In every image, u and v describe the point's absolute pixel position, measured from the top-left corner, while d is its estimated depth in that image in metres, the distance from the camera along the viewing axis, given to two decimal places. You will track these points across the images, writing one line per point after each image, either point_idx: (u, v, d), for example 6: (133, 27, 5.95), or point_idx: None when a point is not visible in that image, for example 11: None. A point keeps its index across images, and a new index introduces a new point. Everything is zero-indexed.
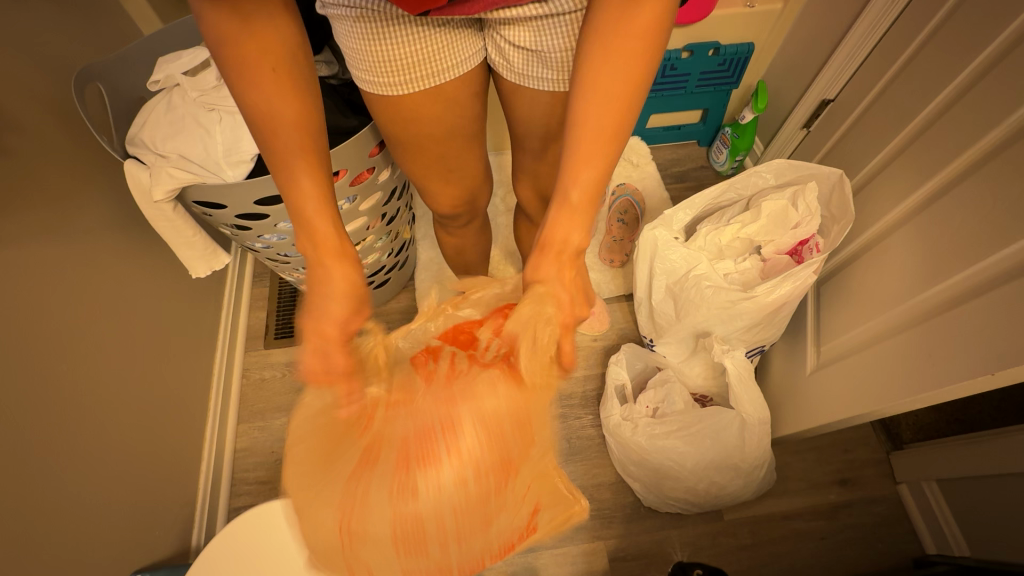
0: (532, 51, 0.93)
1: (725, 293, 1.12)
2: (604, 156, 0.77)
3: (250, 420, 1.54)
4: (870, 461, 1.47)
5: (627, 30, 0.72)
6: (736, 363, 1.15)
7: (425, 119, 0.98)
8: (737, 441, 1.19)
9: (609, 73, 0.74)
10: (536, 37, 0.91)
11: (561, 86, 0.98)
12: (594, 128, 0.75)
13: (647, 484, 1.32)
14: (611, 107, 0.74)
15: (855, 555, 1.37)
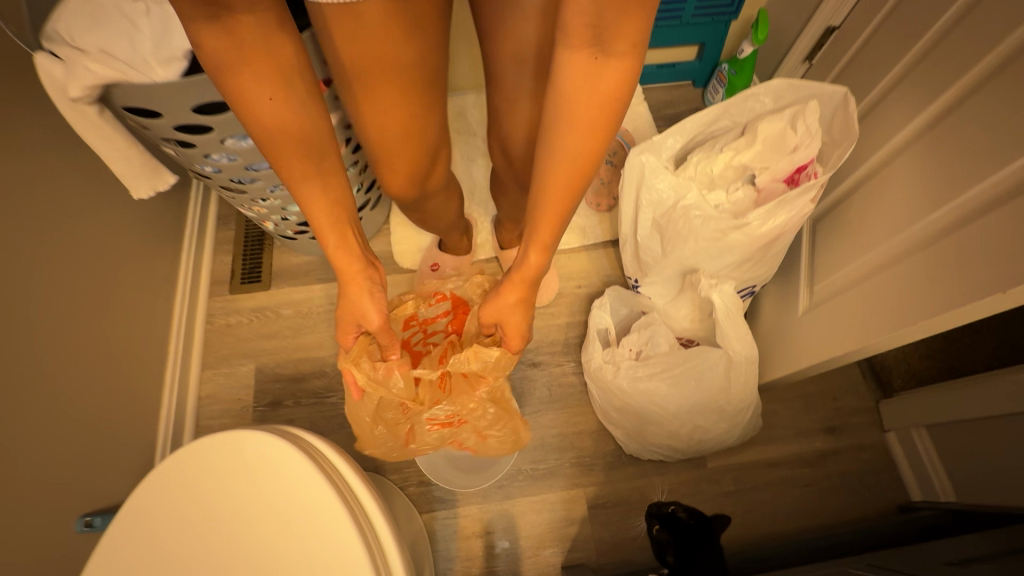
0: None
1: (715, 223, 1.04)
2: (566, 201, 0.88)
3: (215, 367, 1.46)
4: (858, 409, 1.43)
5: (592, 91, 0.75)
6: (725, 297, 1.07)
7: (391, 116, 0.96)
8: (722, 382, 1.13)
9: (573, 127, 0.79)
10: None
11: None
12: (557, 181, 0.85)
13: (629, 430, 1.28)
14: (574, 159, 0.82)
15: (838, 502, 1.34)
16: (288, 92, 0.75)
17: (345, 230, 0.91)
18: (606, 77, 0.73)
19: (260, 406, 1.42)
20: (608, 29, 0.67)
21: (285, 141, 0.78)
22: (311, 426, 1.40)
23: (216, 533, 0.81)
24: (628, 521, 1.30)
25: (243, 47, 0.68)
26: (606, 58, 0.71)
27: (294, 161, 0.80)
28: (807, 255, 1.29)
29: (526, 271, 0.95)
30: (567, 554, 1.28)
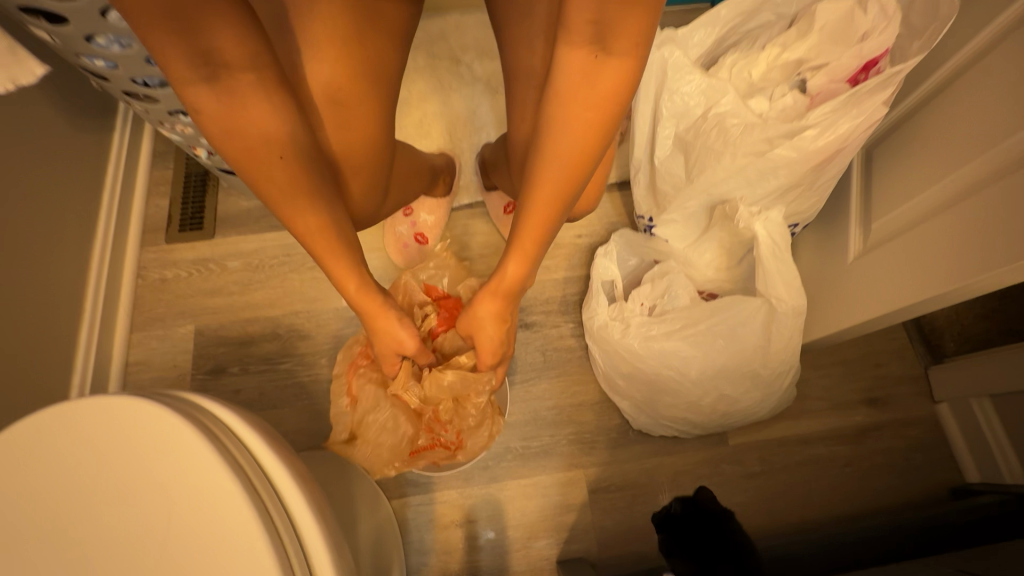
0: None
1: (758, 131, 0.82)
2: (550, 215, 0.71)
3: (147, 328, 1.23)
4: (904, 377, 1.22)
5: (588, 95, 0.59)
6: (772, 229, 0.86)
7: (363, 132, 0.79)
8: (757, 341, 0.90)
9: (562, 135, 0.63)
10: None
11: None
12: (547, 193, 0.68)
13: (639, 402, 1.06)
14: (567, 169, 0.66)
15: (882, 485, 1.14)
16: (286, 134, 0.64)
17: (356, 265, 0.80)
18: (603, 85, 0.58)
19: (199, 373, 1.19)
20: (610, 26, 0.52)
21: (292, 194, 0.67)
22: (259, 397, 1.18)
23: (93, 528, 0.58)
24: (635, 508, 1.10)
25: (235, 100, 0.59)
26: (608, 58, 0.56)
27: (297, 209, 0.69)
28: (858, 190, 1.03)
29: (502, 284, 0.80)
30: (563, 547, 1.08)
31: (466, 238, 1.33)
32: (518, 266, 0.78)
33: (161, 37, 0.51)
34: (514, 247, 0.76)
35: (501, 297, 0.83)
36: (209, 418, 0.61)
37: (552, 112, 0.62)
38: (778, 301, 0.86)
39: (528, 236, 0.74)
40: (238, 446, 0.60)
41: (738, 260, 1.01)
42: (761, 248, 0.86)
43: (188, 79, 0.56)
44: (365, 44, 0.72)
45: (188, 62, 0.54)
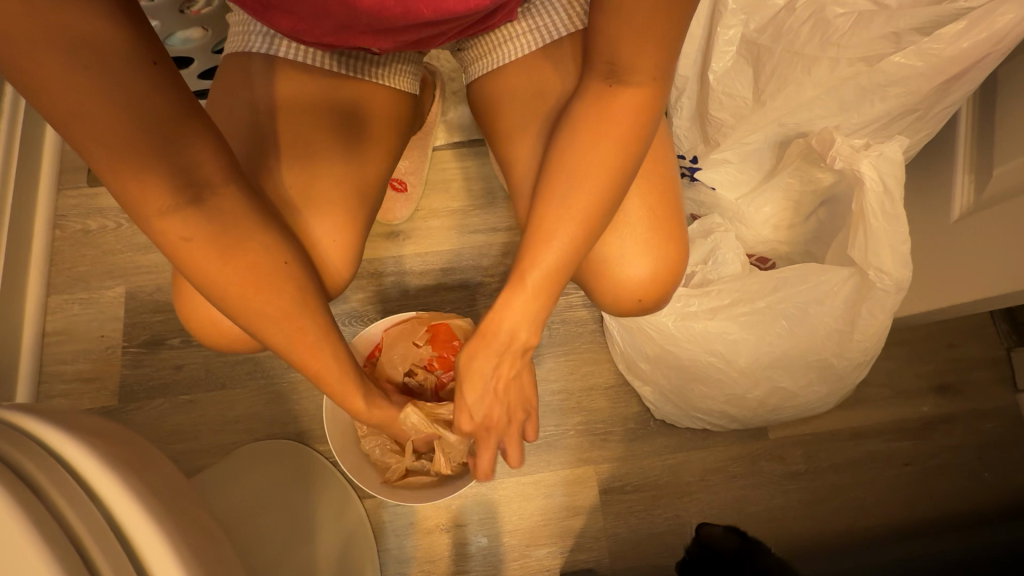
0: (510, 41, 0.74)
1: (871, 27, 0.62)
2: (571, 237, 0.61)
3: (67, 289, 1.00)
4: (984, 361, 1.00)
5: (605, 117, 0.61)
6: (882, 169, 0.63)
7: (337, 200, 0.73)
8: (834, 324, 0.70)
9: (584, 156, 0.61)
10: (506, 34, 0.74)
11: (579, 26, 0.75)
12: (566, 210, 0.61)
13: (666, 389, 0.86)
14: (587, 186, 0.61)
15: (950, 489, 0.95)
16: (275, 243, 0.60)
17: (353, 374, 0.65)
18: (616, 112, 0.60)
19: (132, 346, 0.98)
20: (621, 59, 0.58)
21: (277, 307, 0.59)
22: (205, 375, 0.97)
23: None
24: (655, 512, 0.92)
25: (225, 222, 0.57)
26: (619, 86, 0.60)
27: (283, 314, 0.60)
28: (971, 122, 0.76)
29: (504, 336, 0.63)
30: (568, 557, 0.91)
31: (454, 183, 1.08)
32: (529, 298, 0.63)
33: (133, 170, 0.50)
34: (515, 276, 0.63)
35: (506, 331, 0.63)
36: (49, 466, 0.38)
37: (562, 149, 0.63)
38: (879, 275, 0.64)
39: (539, 276, 0.62)
40: (91, 513, 0.37)
41: (806, 215, 0.78)
42: (865, 196, 0.64)
43: (164, 213, 0.53)
44: (332, 150, 0.72)
45: (168, 195, 0.53)
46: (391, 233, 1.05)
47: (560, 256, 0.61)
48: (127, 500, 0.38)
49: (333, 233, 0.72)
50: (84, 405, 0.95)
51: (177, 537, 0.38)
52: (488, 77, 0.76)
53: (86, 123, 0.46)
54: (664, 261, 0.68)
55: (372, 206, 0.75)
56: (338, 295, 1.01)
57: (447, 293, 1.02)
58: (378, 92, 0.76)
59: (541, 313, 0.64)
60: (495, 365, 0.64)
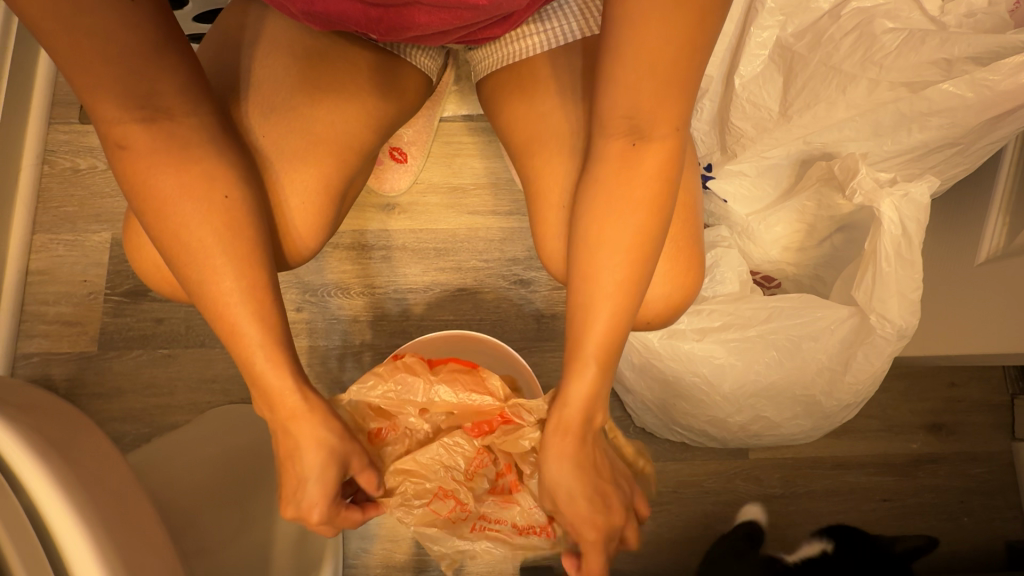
0: (523, 39, 0.71)
1: (920, 50, 0.62)
2: (620, 303, 0.58)
3: (53, 229, 0.97)
4: (985, 404, 0.96)
5: (632, 174, 0.57)
6: (903, 212, 0.62)
7: (317, 167, 0.67)
8: (826, 361, 0.69)
9: (618, 224, 0.57)
10: (521, 31, 0.71)
11: (591, 31, 0.71)
12: (606, 274, 0.58)
13: (649, 401, 0.82)
14: (628, 249, 0.57)
15: (925, 529, 0.93)
16: (219, 162, 0.57)
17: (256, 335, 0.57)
18: (644, 173, 0.57)
19: (114, 295, 0.96)
20: (643, 112, 0.55)
21: (207, 237, 0.55)
22: (185, 331, 0.95)
23: None
24: None
25: (174, 138, 0.55)
26: (644, 143, 0.56)
27: (205, 240, 0.55)
28: (1017, 156, 0.70)
29: (567, 408, 0.59)
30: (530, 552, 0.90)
31: (457, 159, 1.03)
32: (593, 379, 0.59)
33: (92, 77, 0.50)
34: (574, 359, 0.59)
35: (576, 422, 0.59)
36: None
37: (590, 212, 0.59)
38: (881, 322, 0.64)
39: (594, 348, 0.58)
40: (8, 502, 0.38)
41: (819, 239, 0.74)
42: (881, 237, 0.63)
43: (115, 117, 0.53)
44: (332, 120, 0.67)
45: (119, 103, 0.52)
46: (386, 205, 1.00)
47: (606, 331, 0.57)
48: (49, 486, 0.39)
49: (303, 196, 0.67)
50: (64, 347, 0.94)
51: (100, 521, 0.40)
52: (509, 68, 0.72)
53: (47, 18, 0.46)
54: (678, 292, 0.66)
55: (353, 173, 0.70)
56: (326, 264, 0.98)
57: (437, 273, 0.99)
58: (367, 60, 0.70)
59: (607, 390, 0.60)
60: (574, 457, 0.60)
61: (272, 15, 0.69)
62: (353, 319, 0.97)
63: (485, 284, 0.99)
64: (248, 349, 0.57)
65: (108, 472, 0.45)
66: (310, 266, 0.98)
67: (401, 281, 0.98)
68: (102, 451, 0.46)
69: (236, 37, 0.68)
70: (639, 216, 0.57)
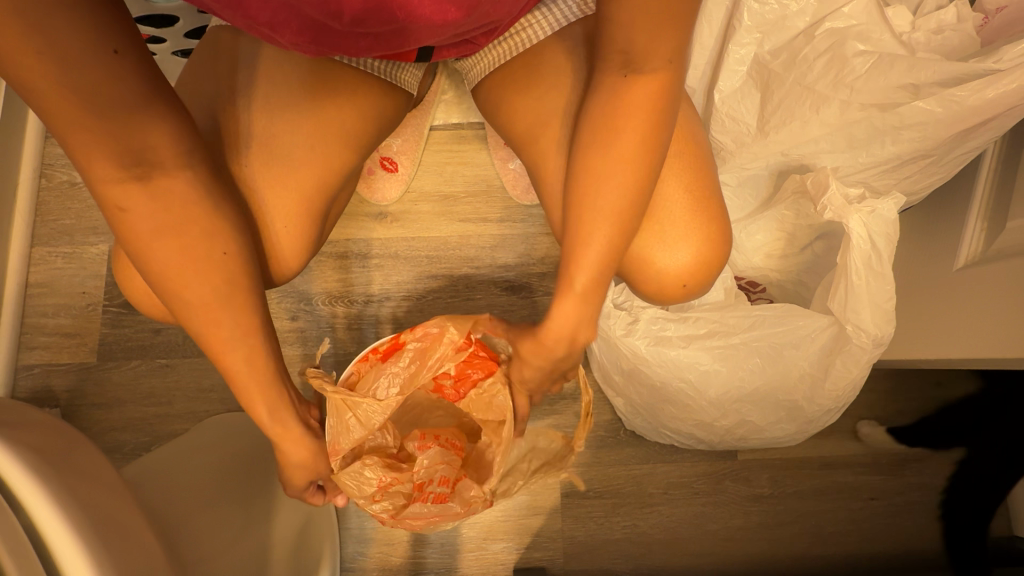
0: (519, 32, 0.72)
1: (888, 74, 0.63)
2: (614, 235, 0.61)
3: (51, 242, 0.99)
4: (969, 403, 0.97)
5: (624, 103, 0.59)
6: (872, 227, 0.63)
7: (305, 175, 0.69)
8: (808, 368, 0.71)
9: (610, 145, 0.60)
10: (526, 20, 0.72)
11: (590, 9, 0.73)
12: (602, 203, 0.60)
13: (636, 405, 0.83)
14: (619, 179, 0.60)
15: (911, 526, 0.94)
16: (218, 228, 0.58)
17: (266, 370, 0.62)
18: (637, 99, 0.58)
19: (112, 306, 0.98)
20: (637, 46, 0.55)
21: (211, 293, 0.58)
22: (183, 341, 0.97)
23: None
24: (614, 519, 0.93)
25: (170, 200, 0.55)
26: (637, 78, 0.57)
27: (210, 308, 0.58)
28: (995, 165, 0.72)
29: (562, 315, 0.63)
30: (524, 554, 0.92)
31: (448, 167, 1.04)
32: (581, 298, 0.62)
33: (85, 138, 0.49)
34: (563, 284, 0.63)
35: (564, 338, 0.64)
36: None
37: (585, 144, 0.61)
38: (857, 331, 0.66)
39: (587, 276, 0.61)
40: (10, 521, 0.39)
41: (800, 247, 0.76)
42: (851, 250, 0.64)
43: (108, 180, 0.52)
44: (321, 138, 0.69)
45: (115, 166, 0.51)
46: (378, 214, 1.02)
47: (599, 252, 0.61)
48: (49, 503, 0.40)
49: (286, 220, 0.69)
50: (64, 359, 0.96)
51: (90, 538, 0.41)
52: (488, 78, 0.75)
53: (43, 80, 0.45)
54: (707, 250, 0.67)
55: (337, 190, 0.72)
56: (319, 273, 0.99)
57: (430, 280, 1.00)
58: (354, 89, 0.71)
59: (594, 313, 0.64)
60: (557, 359, 0.66)
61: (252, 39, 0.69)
62: (348, 326, 0.99)
63: (477, 291, 1.00)
64: (243, 387, 0.61)
65: (99, 486, 0.46)
66: (304, 275, 0.99)
67: (394, 289, 1.00)
68: (96, 474, 0.47)
69: (217, 59, 0.69)
70: (630, 141, 0.59)
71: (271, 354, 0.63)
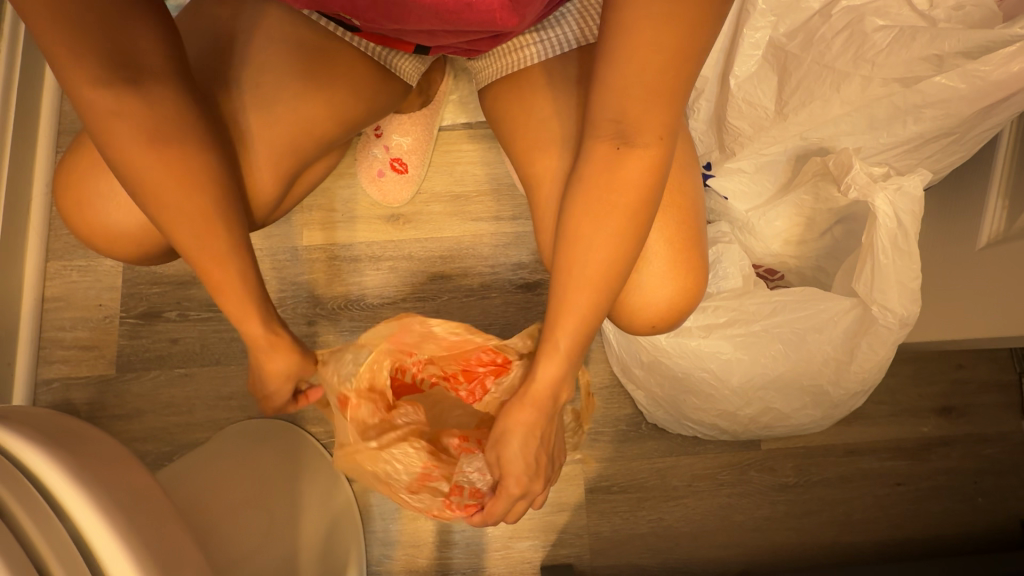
0: (520, 50, 0.72)
1: (911, 46, 0.62)
2: (600, 304, 0.59)
3: (66, 255, 0.99)
4: (991, 384, 0.96)
5: (616, 181, 0.57)
6: (899, 204, 0.63)
7: (294, 128, 0.70)
8: (832, 352, 0.71)
9: (606, 161, 0.57)
10: (528, 38, 0.71)
11: (585, 41, 0.72)
12: (598, 206, 0.58)
13: (657, 397, 0.83)
14: (611, 233, 0.58)
15: (939, 510, 0.94)
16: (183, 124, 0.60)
17: (238, 269, 0.64)
18: (626, 178, 0.57)
19: (129, 317, 0.98)
20: (629, 116, 0.55)
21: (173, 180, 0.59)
22: (201, 350, 0.97)
23: None
24: (639, 514, 0.93)
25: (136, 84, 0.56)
26: (630, 150, 0.56)
27: (174, 189, 0.60)
28: (1013, 141, 0.71)
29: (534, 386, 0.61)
30: (550, 551, 0.92)
31: (457, 166, 1.04)
32: (561, 364, 0.61)
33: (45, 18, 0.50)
34: (546, 344, 0.61)
35: (540, 403, 0.61)
36: (8, 473, 0.40)
37: (575, 223, 0.59)
38: (883, 312, 0.65)
39: (568, 343, 0.60)
40: (55, 527, 0.39)
41: (820, 232, 0.76)
42: (878, 229, 0.64)
43: (72, 61, 0.53)
44: (323, 98, 0.70)
45: (86, 50, 0.53)
46: (390, 216, 1.02)
47: (578, 327, 0.59)
48: (92, 508, 0.41)
49: (267, 162, 0.70)
50: (83, 372, 0.96)
51: (138, 542, 0.41)
52: (495, 82, 0.74)
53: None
54: (683, 289, 0.66)
55: (321, 149, 0.74)
56: (334, 278, 0.99)
57: (444, 279, 1.00)
58: (347, 54, 0.72)
59: (576, 373, 0.62)
60: (574, 368, 0.62)
61: (261, 48, 0.70)
62: (365, 329, 0.98)
63: (492, 289, 1.00)
64: (215, 279, 0.63)
65: (142, 492, 0.47)
66: (320, 279, 0.99)
67: (409, 289, 1.00)
68: (133, 478, 0.47)
69: (218, 55, 0.68)
70: (629, 195, 0.57)
71: (249, 252, 0.65)
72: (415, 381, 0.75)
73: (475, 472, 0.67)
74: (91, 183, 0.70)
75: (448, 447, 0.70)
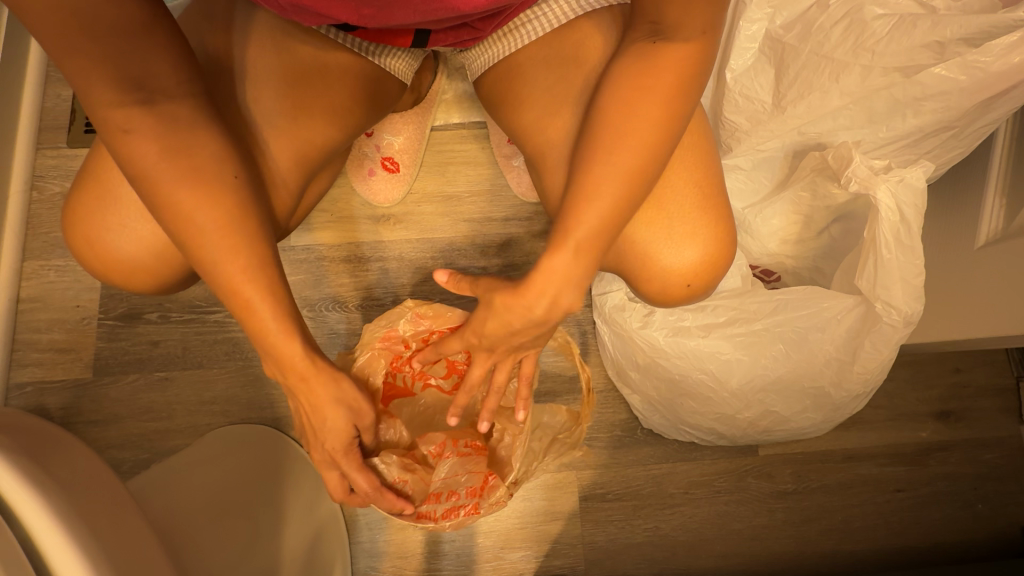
0: (519, 28, 0.70)
1: (912, 34, 0.62)
2: (621, 194, 0.57)
3: (43, 255, 0.96)
4: (989, 388, 0.95)
5: (654, 69, 0.56)
6: (901, 197, 0.62)
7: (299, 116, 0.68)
8: (834, 352, 0.69)
9: (640, 59, 0.57)
10: (527, 15, 0.70)
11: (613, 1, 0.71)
12: (629, 102, 0.57)
13: (655, 401, 0.80)
14: (644, 123, 0.57)
15: (939, 518, 0.92)
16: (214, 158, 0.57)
17: (279, 320, 0.57)
18: (663, 71, 0.56)
19: (108, 319, 0.94)
20: (667, 15, 0.55)
21: (213, 220, 0.56)
22: (182, 353, 0.94)
23: None
24: (634, 522, 0.90)
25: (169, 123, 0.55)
26: (666, 43, 0.56)
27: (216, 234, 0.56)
28: (1010, 139, 0.71)
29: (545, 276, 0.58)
30: (543, 562, 0.88)
31: (449, 167, 1.02)
32: (574, 259, 0.58)
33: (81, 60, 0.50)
34: (556, 235, 0.58)
35: (547, 297, 0.58)
36: None
37: (594, 135, 0.58)
38: (887, 308, 0.64)
39: (585, 234, 0.57)
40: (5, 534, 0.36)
41: (817, 230, 0.74)
42: (879, 223, 0.63)
43: (108, 103, 0.53)
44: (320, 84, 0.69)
45: (116, 89, 0.53)
46: (380, 217, 0.99)
47: (600, 217, 0.57)
48: (50, 521, 0.37)
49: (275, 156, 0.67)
50: (58, 376, 0.92)
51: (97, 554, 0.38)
52: (491, 71, 0.73)
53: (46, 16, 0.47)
54: (715, 244, 0.65)
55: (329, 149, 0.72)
56: (323, 279, 0.97)
57: (435, 282, 0.98)
58: (337, 58, 0.70)
59: (589, 274, 0.59)
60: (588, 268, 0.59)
61: (251, 38, 0.68)
62: (356, 331, 0.96)
63: None
64: (262, 330, 0.57)
65: (104, 500, 0.43)
66: (309, 281, 0.97)
67: (401, 291, 0.97)
68: (100, 488, 0.44)
69: (210, 42, 0.67)
70: (665, 87, 0.56)
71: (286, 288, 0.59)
72: (405, 384, 0.72)
73: (450, 475, 0.67)
74: (96, 214, 0.67)
75: (425, 455, 0.69)
